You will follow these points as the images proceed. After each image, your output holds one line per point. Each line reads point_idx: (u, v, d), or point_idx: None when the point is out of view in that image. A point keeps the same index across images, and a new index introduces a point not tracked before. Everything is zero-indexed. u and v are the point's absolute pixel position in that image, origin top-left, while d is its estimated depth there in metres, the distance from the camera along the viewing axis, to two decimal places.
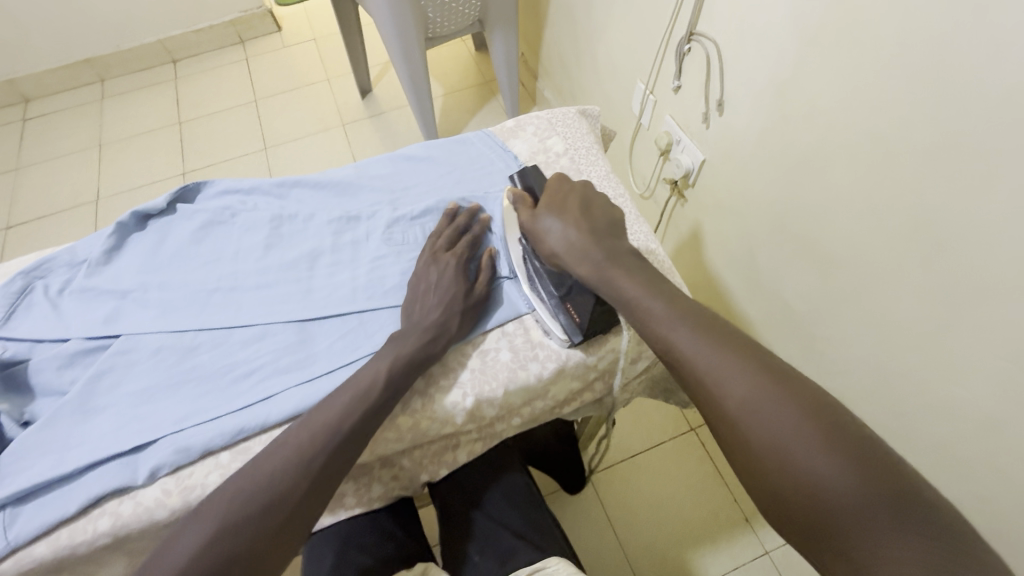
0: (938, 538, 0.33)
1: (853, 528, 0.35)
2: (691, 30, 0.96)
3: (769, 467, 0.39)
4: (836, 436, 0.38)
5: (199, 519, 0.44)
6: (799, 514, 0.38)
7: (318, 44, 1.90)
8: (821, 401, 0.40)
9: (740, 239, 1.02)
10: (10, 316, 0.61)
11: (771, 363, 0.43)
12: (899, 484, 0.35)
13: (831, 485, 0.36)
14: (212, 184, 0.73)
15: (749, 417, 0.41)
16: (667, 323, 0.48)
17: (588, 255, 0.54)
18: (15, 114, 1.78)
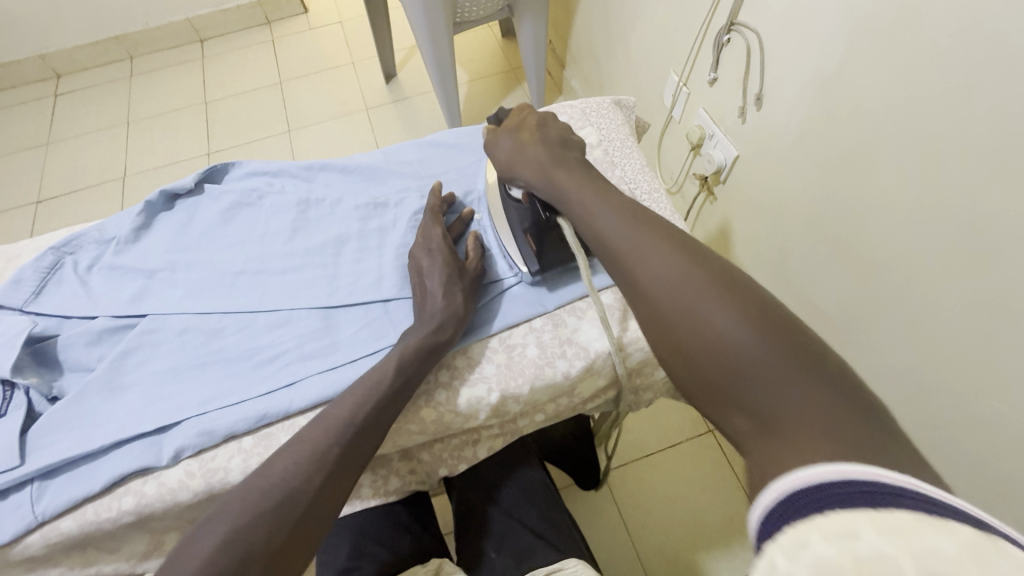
0: (833, 385, 0.33)
1: (753, 382, 0.35)
2: (732, 20, 0.92)
3: (684, 338, 0.39)
4: (744, 301, 0.38)
5: (218, 515, 0.43)
6: (710, 379, 0.37)
7: (345, 26, 1.88)
8: (731, 273, 0.40)
9: (771, 239, 0.99)
10: (40, 292, 0.61)
11: (686, 240, 0.44)
12: (801, 338, 0.35)
13: (735, 346, 0.36)
14: (240, 165, 0.72)
15: (665, 293, 0.40)
16: (598, 213, 0.49)
17: (535, 160, 0.57)
18: (46, 89, 1.81)
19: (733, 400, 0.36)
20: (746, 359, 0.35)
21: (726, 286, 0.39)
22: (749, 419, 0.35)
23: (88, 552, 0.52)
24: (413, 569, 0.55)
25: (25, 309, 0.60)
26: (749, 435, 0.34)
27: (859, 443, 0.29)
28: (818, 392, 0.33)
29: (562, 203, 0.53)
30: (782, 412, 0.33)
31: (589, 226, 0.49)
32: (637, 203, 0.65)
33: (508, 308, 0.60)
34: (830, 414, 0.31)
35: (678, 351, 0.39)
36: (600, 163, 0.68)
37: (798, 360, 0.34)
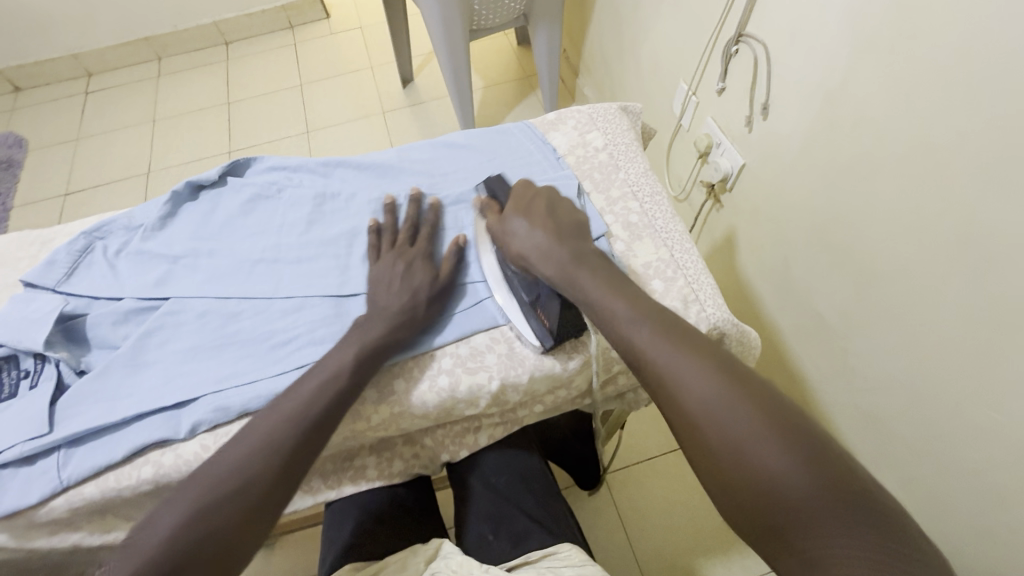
0: (876, 525, 0.35)
1: (804, 521, 0.36)
2: (740, 32, 0.94)
3: (729, 469, 0.40)
4: (791, 436, 0.39)
5: (172, 503, 0.45)
6: (755, 513, 0.39)
7: (365, 32, 1.94)
8: (775, 402, 0.42)
9: (775, 248, 1.00)
10: (71, 274, 0.65)
11: (723, 359, 0.45)
12: (848, 477, 0.38)
13: (784, 484, 0.38)
14: (261, 160, 0.76)
15: (707, 419, 0.42)
16: (628, 322, 0.49)
17: (554, 257, 0.56)
18: (78, 87, 1.88)
19: (781, 534, 0.37)
20: (795, 498, 0.37)
21: (774, 417, 0.41)
22: (797, 562, 0.36)
23: (108, 517, 0.56)
24: (412, 548, 0.58)
25: (57, 288, 0.64)
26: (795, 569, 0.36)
27: None
28: (864, 538, 0.35)
29: (584, 304, 0.53)
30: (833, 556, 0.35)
31: (615, 328, 0.50)
32: (639, 205, 0.67)
33: (474, 315, 0.61)
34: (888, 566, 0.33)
35: (720, 479, 0.41)
36: (605, 167, 0.70)
37: (845, 502, 0.36)
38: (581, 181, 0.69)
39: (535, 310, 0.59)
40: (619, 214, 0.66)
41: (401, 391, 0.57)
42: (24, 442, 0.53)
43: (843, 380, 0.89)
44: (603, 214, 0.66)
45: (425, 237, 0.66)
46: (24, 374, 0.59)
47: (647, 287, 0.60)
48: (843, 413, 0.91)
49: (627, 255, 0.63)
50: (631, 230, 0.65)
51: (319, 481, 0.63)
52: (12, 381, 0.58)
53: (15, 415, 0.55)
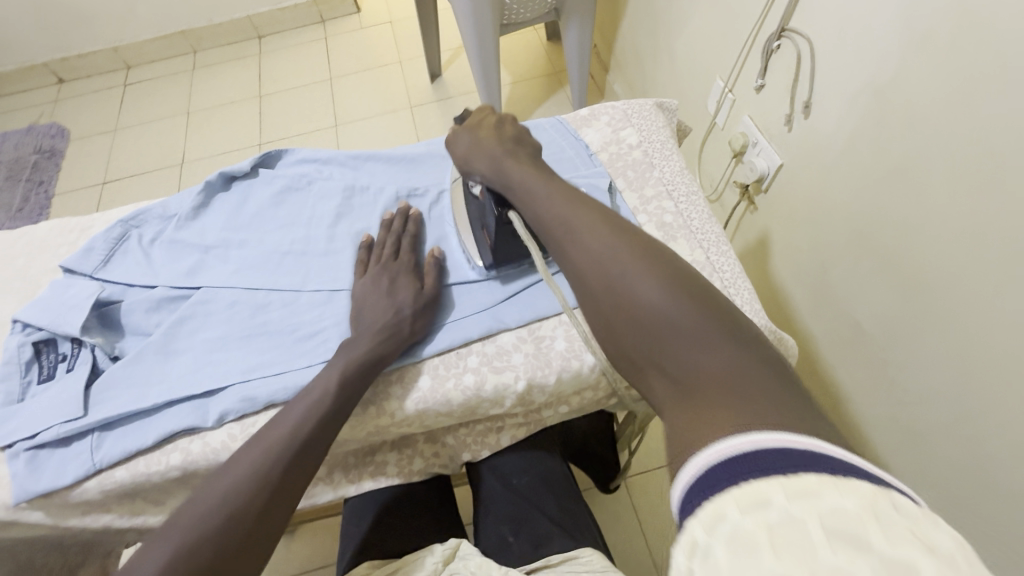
0: (735, 342, 0.38)
1: (673, 343, 0.40)
2: (784, 26, 0.91)
3: (614, 310, 0.44)
4: (666, 277, 0.43)
5: (161, 538, 0.45)
6: (632, 344, 0.42)
7: (395, 26, 1.94)
8: (658, 252, 0.45)
9: (812, 252, 0.97)
10: (107, 260, 0.66)
11: (618, 221, 0.49)
12: (712, 305, 0.41)
13: (658, 313, 0.41)
14: (293, 152, 0.76)
15: (595, 268, 0.46)
16: (540, 199, 0.53)
17: (488, 154, 0.60)
18: (117, 79, 1.93)
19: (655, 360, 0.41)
20: (666, 325, 0.40)
21: (657, 263, 0.44)
22: (665, 381, 0.40)
23: (137, 502, 0.57)
24: (431, 547, 0.57)
25: (94, 274, 0.65)
26: (664, 386, 0.40)
27: (759, 395, 0.34)
28: (723, 351, 0.38)
29: (508, 189, 0.57)
30: (690, 368, 0.38)
31: (533, 204, 0.53)
32: (674, 205, 0.65)
33: (469, 324, 0.59)
34: (738, 374, 0.36)
35: (607, 321, 0.45)
36: (638, 164, 0.68)
37: (708, 324, 0.39)
38: (614, 179, 0.67)
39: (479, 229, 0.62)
40: (653, 214, 0.64)
41: (426, 388, 0.56)
42: (60, 424, 0.54)
43: (881, 392, 0.85)
44: (637, 212, 0.65)
45: (411, 250, 0.64)
46: (62, 357, 0.60)
47: None
48: (878, 427, 0.87)
49: None
50: (665, 231, 0.63)
51: (340, 474, 0.63)
52: (50, 364, 0.60)
53: (51, 398, 0.56)
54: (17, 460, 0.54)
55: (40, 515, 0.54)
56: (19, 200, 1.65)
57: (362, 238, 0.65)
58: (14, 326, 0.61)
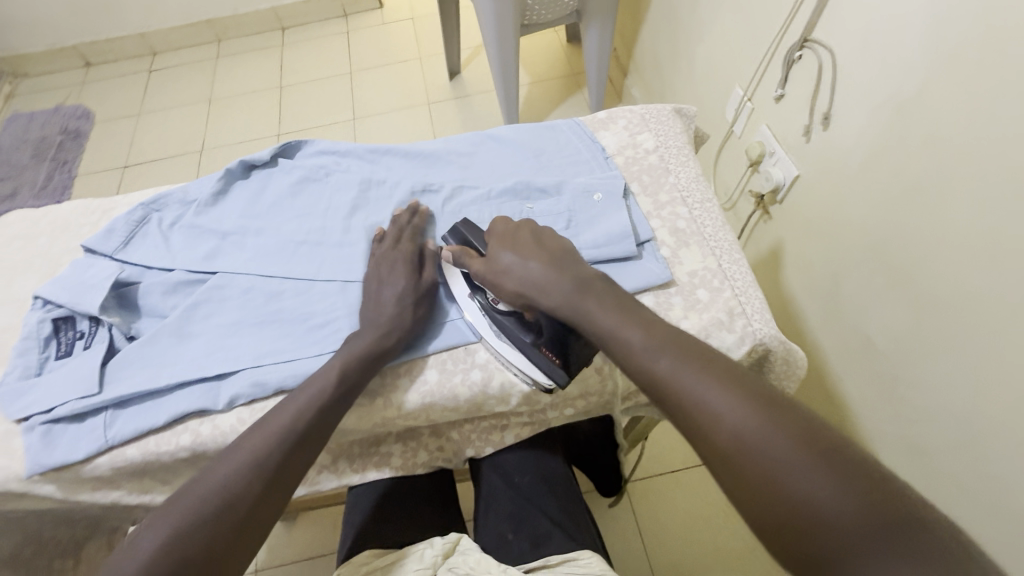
0: (950, 562, 0.30)
1: (863, 560, 0.32)
2: (806, 37, 0.91)
3: (774, 507, 0.36)
4: (838, 465, 0.35)
5: (155, 521, 0.44)
6: (806, 556, 0.34)
7: (416, 23, 1.95)
8: (813, 425, 0.38)
9: (825, 265, 0.96)
10: (127, 242, 0.68)
11: (749, 380, 0.41)
12: (902, 505, 0.33)
13: (834, 515, 0.33)
14: (312, 143, 0.76)
15: (739, 447, 0.38)
16: (640, 347, 0.45)
17: (556, 287, 0.52)
18: (142, 65, 1.97)
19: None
20: (842, 530, 0.33)
21: (806, 436, 0.37)
22: None
23: (146, 480, 0.58)
24: (431, 539, 0.58)
25: (114, 255, 0.66)
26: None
27: None
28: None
29: (591, 330, 0.49)
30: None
31: (624, 352, 0.46)
32: (687, 211, 0.65)
33: (445, 332, 0.59)
34: None
35: (754, 513, 0.37)
36: (654, 169, 0.68)
37: (897, 530, 0.32)
38: (629, 183, 0.68)
39: (537, 348, 0.54)
40: (666, 219, 0.64)
41: (433, 382, 0.57)
42: (75, 400, 0.55)
43: (891, 410, 0.84)
44: (649, 217, 0.65)
45: (415, 242, 0.64)
46: (80, 335, 0.61)
47: (692, 296, 0.58)
48: (885, 444, 0.86)
49: (672, 262, 0.61)
50: (678, 237, 0.63)
51: (345, 463, 0.64)
52: (68, 341, 0.61)
53: (67, 374, 0.57)
54: (32, 434, 0.55)
55: (52, 488, 0.56)
56: (43, 179, 1.68)
57: (375, 231, 0.66)
58: (35, 303, 0.63)
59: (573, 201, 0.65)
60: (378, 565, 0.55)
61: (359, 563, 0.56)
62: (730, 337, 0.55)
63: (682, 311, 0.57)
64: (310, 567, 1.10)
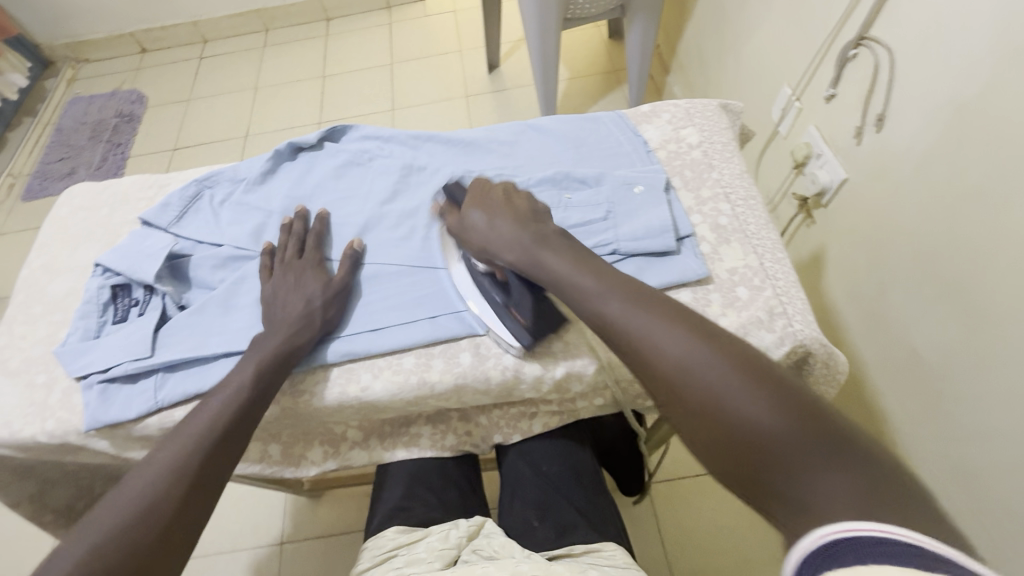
0: (860, 461, 0.34)
1: (790, 459, 0.35)
2: (862, 34, 0.87)
3: (704, 422, 0.40)
4: (765, 385, 0.39)
5: (72, 540, 0.43)
6: (733, 463, 0.38)
7: (458, 15, 1.97)
8: (744, 355, 0.42)
9: (870, 271, 0.92)
10: (181, 217, 0.71)
11: (692, 319, 0.46)
12: (821, 417, 0.37)
13: (759, 424, 0.38)
14: (357, 128, 0.78)
15: (676, 372, 0.43)
16: (593, 290, 0.50)
17: (517, 241, 0.56)
18: (194, 52, 2.04)
19: (766, 479, 0.36)
20: (768, 438, 0.37)
21: (740, 364, 0.41)
22: (784, 509, 0.35)
23: None
24: (456, 520, 0.59)
25: (168, 229, 0.69)
26: (783, 516, 0.34)
27: (901, 517, 0.30)
28: (854, 475, 0.33)
29: (546, 279, 0.53)
30: (813, 490, 0.34)
31: (584, 297, 0.51)
32: (730, 207, 0.63)
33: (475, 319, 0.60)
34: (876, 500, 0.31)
35: (691, 431, 0.41)
36: (697, 164, 0.67)
37: (820, 434, 0.36)
38: (670, 177, 0.67)
39: (507, 310, 0.58)
40: (707, 215, 0.63)
41: (466, 364, 0.58)
42: (129, 362, 0.59)
43: (935, 427, 0.81)
44: (690, 212, 0.64)
45: (315, 246, 0.65)
46: (134, 303, 0.65)
47: (732, 294, 0.57)
48: (925, 461, 0.83)
49: (712, 258, 0.60)
50: (719, 233, 0.62)
51: (376, 440, 0.66)
52: (123, 308, 0.65)
53: (122, 337, 0.60)
54: (90, 391, 0.58)
55: (105, 444, 0.59)
56: (99, 159, 1.78)
57: (264, 246, 0.66)
58: (95, 270, 0.66)
59: (612, 194, 0.64)
60: (403, 541, 0.56)
61: (387, 538, 0.57)
62: (769, 337, 0.54)
63: (721, 308, 0.57)
64: (333, 543, 1.13)
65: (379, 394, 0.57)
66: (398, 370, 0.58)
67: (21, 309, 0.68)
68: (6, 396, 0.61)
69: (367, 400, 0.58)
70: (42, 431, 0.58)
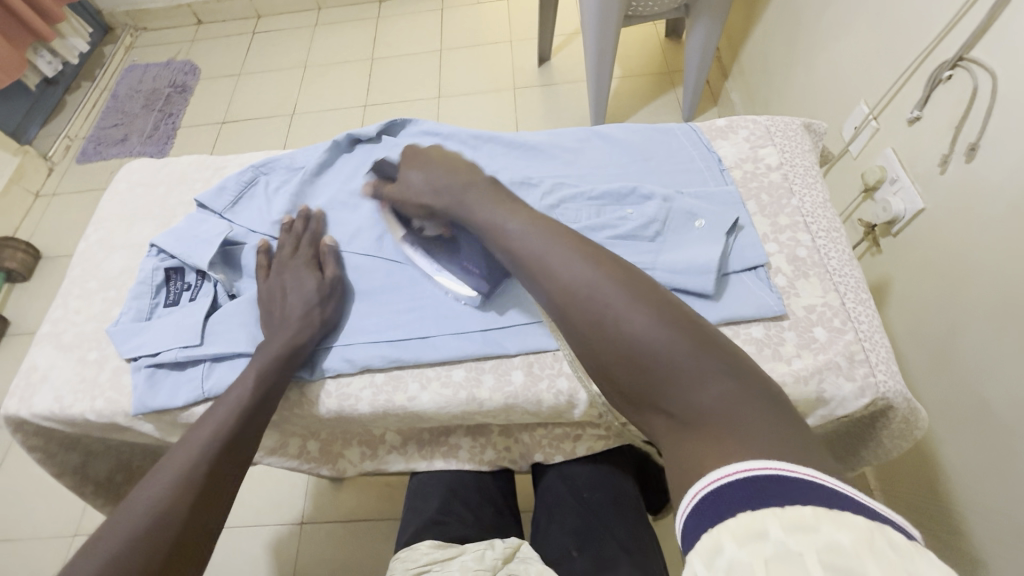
0: (726, 369, 0.39)
1: (679, 375, 0.39)
2: (961, 55, 0.80)
3: (599, 345, 0.43)
4: (650, 307, 0.43)
5: (85, 555, 0.42)
6: (626, 382, 0.42)
7: (512, 5, 1.92)
8: (632, 276, 0.45)
9: (942, 311, 0.86)
10: (235, 202, 0.70)
11: (591, 247, 0.48)
12: (694, 331, 0.41)
13: (645, 345, 0.41)
14: (416, 123, 0.76)
15: (575, 302, 0.45)
16: (506, 228, 0.52)
17: (446, 193, 0.59)
18: (248, 27, 2.06)
19: (660, 393, 0.40)
20: (652, 358, 0.40)
21: (629, 287, 0.44)
22: (667, 418, 0.40)
23: None
24: (491, 541, 0.56)
25: (223, 214, 0.69)
26: (665, 428, 0.40)
27: (761, 428, 0.35)
28: (722, 386, 0.38)
29: (473, 229, 0.56)
30: (698, 401, 0.38)
31: (500, 237, 0.52)
32: (810, 238, 0.59)
33: (525, 336, 0.57)
34: (736, 408, 0.37)
35: (592, 355, 0.44)
36: (775, 188, 0.63)
37: (691, 346, 0.40)
38: (745, 201, 0.63)
39: (461, 265, 0.60)
40: (785, 244, 0.59)
41: (518, 384, 0.55)
42: (179, 349, 0.58)
43: (1001, 485, 0.75)
44: (765, 240, 0.60)
45: (310, 245, 0.64)
46: (187, 287, 0.65)
47: (808, 334, 0.53)
48: (984, 520, 0.77)
49: (787, 293, 0.56)
50: (796, 266, 0.57)
51: (413, 448, 0.64)
52: (176, 291, 0.65)
53: (174, 323, 0.60)
54: (139, 374, 0.59)
55: (150, 427, 0.59)
56: (150, 127, 1.81)
57: (260, 243, 0.64)
58: (151, 250, 0.67)
59: (682, 216, 0.60)
60: (438, 558, 0.54)
61: (420, 551, 0.55)
62: (848, 387, 0.50)
63: (796, 349, 0.52)
64: (352, 531, 1.13)
65: (426, 405, 0.56)
66: (446, 383, 0.56)
67: (77, 283, 0.68)
68: (59, 371, 0.61)
69: (413, 410, 0.56)
70: (91, 409, 0.58)
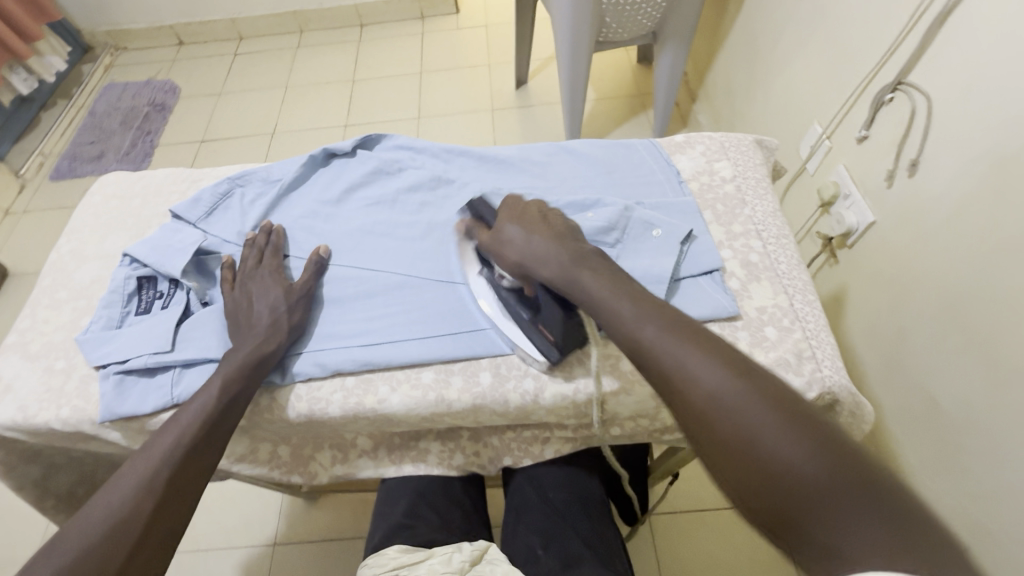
0: (898, 512, 0.32)
1: (819, 509, 0.33)
2: (900, 79, 0.87)
3: (735, 459, 0.38)
4: (801, 425, 0.37)
5: (50, 551, 0.43)
6: (768, 508, 0.36)
7: (490, 30, 1.99)
8: (778, 387, 0.40)
9: (895, 318, 0.90)
10: (211, 213, 0.71)
11: (725, 346, 0.44)
12: (861, 462, 0.34)
13: (794, 469, 0.35)
14: (391, 137, 0.78)
15: (710, 406, 0.40)
16: (628, 316, 0.48)
17: (552, 258, 0.55)
18: (229, 48, 2.09)
19: (798, 532, 0.34)
20: (807, 485, 0.34)
21: (774, 399, 0.39)
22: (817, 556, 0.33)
23: None
24: (458, 544, 0.57)
25: (197, 224, 0.70)
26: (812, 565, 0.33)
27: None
28: (882, 527, 0.31)
29: (586, 303, 0.52)
30: (848, 543, 0.32)
31: (615, 325, 0.48)
32: (762, 244, 0.63)
33: (492, 340, 0.59)
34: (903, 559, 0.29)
35: (728, 472, 0.38)
36: (730, 199, 0.67)
37: (855, 480, 0.34)
38: (702, 211, 0.66)
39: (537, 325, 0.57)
40: (738, 250, 0.63)
41: (486, 385, 0.57)
42: (149, 355, 0.59)
43: (953, 483, 0.78)
44: (721, 247, 0.63)
45: (275, 256, 0.65)
46: (159, 295, 0.65)
47: (760, 333, 0.56)
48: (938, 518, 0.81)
49: (740, 296, 0.59)
50: (749, 270, 0.61)
51: (384, 452, 0.65)
52: (148, 299, 0.65)
53: (145, 330, 0.61)
54: (107, 381, 0.59)
55: (118, 435, 0.59)
56: (127, 145, 1.81)
57: (223, 259, 0.65)
58: (124, 260, 0.67)
59: (642, 224, 0.63)
60: (405, 561, 0.54)
61: (388, 556, 0.55)
62: (793, 381, 0.53)
63: (749, 347, 0.55)
64: (325, 549, 1.11)
65: (396, 407, 0.57)
66: (416, 385, 0.58)
67: (47, 292, 0.68)
68: (24, 380, 0.61)
69: (383, 412, 0.57)
70: (57, 417, 0.58)
